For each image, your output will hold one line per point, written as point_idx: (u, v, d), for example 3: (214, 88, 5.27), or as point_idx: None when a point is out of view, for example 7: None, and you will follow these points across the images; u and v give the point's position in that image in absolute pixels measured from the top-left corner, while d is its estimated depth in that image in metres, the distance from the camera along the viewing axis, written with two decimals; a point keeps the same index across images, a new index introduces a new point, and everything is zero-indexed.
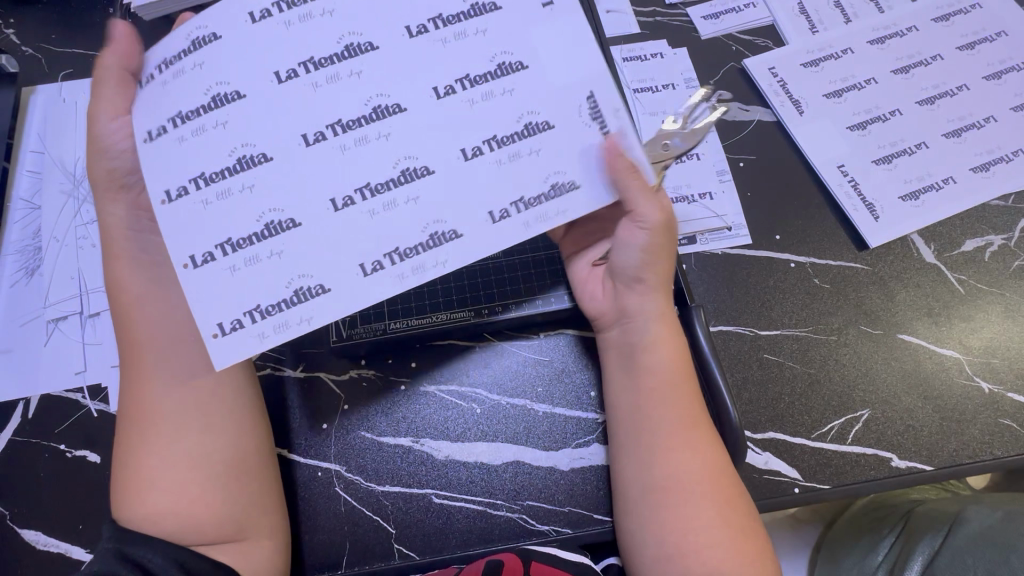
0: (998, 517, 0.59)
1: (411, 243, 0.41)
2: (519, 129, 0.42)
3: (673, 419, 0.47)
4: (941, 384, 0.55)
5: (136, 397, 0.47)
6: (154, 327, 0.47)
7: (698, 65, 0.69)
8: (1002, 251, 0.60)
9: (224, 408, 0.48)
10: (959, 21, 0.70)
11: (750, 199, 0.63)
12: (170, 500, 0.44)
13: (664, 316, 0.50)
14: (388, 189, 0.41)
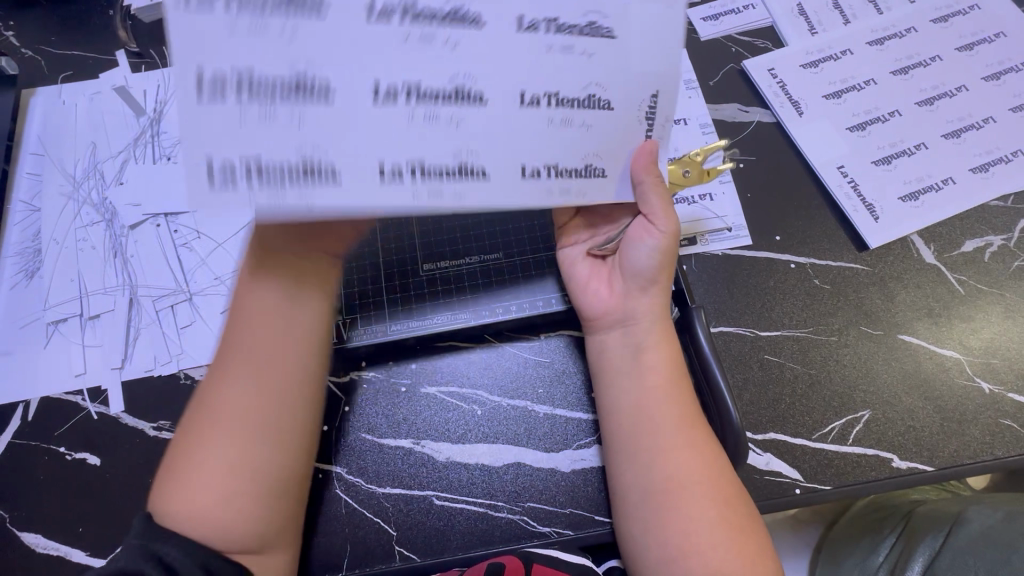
0: (1000, 517, 0.59)
1: (439, 160, 0.38)
2: (581, 96, 0.41)
3: (673, 418, 0.48)
4: (942, 384, 0.55)
5: (206, 396, 0.46)
6: (251, 329, 0.47)
7: (697, 67, 0.69)
8: (1001, 251, 0.61)
9: (294, 420, 0.46)
10: (957, 22, 0.71)
11: (750, 200, 0.63)
12: (216, 511, 0.43)
13: (666, 315, 0.51)
14: (438, 107, 0.38)
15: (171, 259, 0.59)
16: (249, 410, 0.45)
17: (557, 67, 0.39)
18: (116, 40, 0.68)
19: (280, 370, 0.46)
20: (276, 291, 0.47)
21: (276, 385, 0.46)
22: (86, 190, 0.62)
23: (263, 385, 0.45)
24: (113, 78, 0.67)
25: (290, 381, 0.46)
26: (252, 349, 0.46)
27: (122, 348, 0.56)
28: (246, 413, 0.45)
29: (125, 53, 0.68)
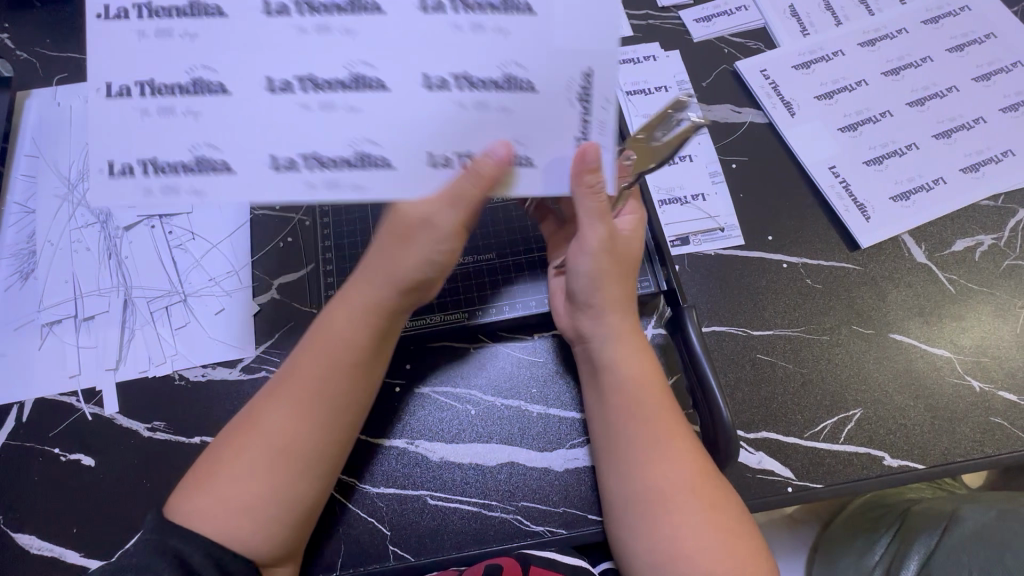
0: (993, 515, 0.59)
1: (336, 164, 0.39)
2: (497, 79, 0.39)
3: (653, 428, 0.48)
4: (933, 383, 0.55)
5: (258, 417, 0.45)
6: (319, 359, 0.45)
7: (690, 68, 0.70)
8: (992, 251, 0.61)
9: (345, 455, 0.47)
10: (948, 24, 0.71)
11: (742, 201, 0.63)
12: (249, 532, 0.42)
13: (625, 331, 0.50)
14: (337, 161, 0.39)
15: (166, 260, 0.59)
16: (306, 442, 0.44)
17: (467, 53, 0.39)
18: None
19: (342, 407, 0.46)
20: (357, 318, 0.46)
21: (337, 421, 0.46)
22: (81, 192, 0.62)
23: (324, 421, 0.45)
24: None
25: (351, 417, 0.47)
26: (318, 380, 0.45)
27: (116, 349, 0.56)
28: (301, 445, 0.44)
29: None
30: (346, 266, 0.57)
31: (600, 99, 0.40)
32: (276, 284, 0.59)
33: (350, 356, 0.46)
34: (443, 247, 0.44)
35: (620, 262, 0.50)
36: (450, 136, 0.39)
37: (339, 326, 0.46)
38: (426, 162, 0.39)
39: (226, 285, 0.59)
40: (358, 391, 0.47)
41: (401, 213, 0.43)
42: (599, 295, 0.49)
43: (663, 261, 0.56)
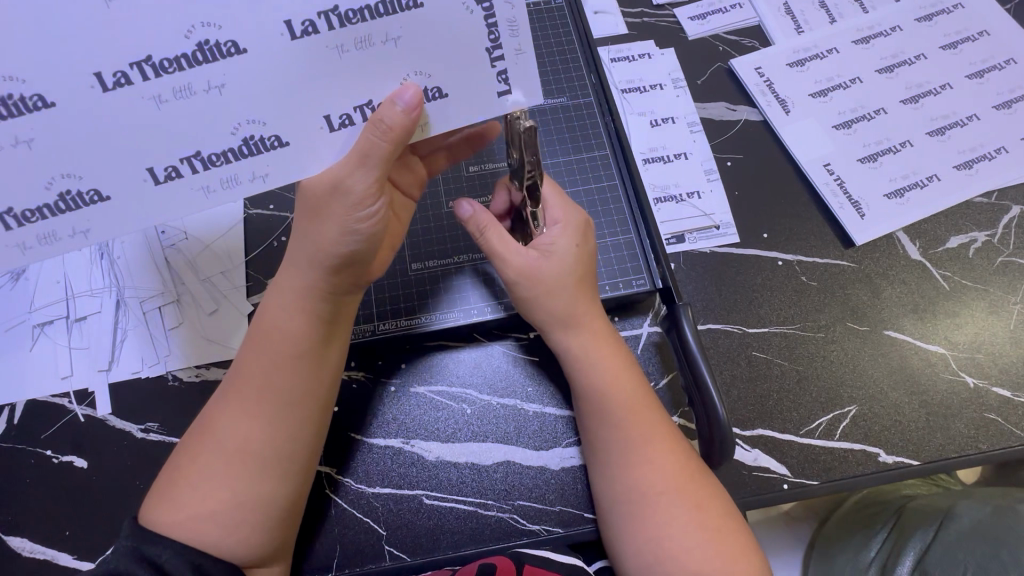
0: (988, 512, 0.60)
1: (215, 149, 0.40)
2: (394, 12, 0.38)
3: (634, 434, 0.48)
4: (927, 379, 0.56)
5: (212, 419, 0.45)
6: (259, 352, 0.46)
7: (686, 66, 0.70)
8: (986, 247, 0.61)
9: (303, 448, 0.46)
10: (941, 21, 0.71)
11: (738, 198, 0.63)
12: (219, 534, 0.42)
13: (597, 333, 0.51)
14: (225, 160, 0.41)
15: (158, 260, 0.59)
16: (257, 438, 0.44)
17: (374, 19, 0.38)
18: None
19: (289, 396, 0.45)
20: (296, 310, 0.46)
21: (287, 412, 0.45)
22: None
23: (271, 413, 0.45)
24: None
25: (300, 407, 0.46)
26: (259, 372, 0.45)
27: (109, 350, 0.56)
28: (257, 442, 0.44)
29: None
30: None
31: (504, 20, 0.40)
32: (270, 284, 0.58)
33: (288, 345, 0.46)
34: (363, 210, 0.42)
35: (545, 283, 0.50)
36: (355, 85, 0.40)
37: (275, 318, 0.46)
38: (325, 128, 0.41)
39: (219, 285, 0.58)
40: (302, 379, 0.46)
41: (313, 182, 0.42)
42: (547, 309, 0.50)
43: (657, 259, 0.57)
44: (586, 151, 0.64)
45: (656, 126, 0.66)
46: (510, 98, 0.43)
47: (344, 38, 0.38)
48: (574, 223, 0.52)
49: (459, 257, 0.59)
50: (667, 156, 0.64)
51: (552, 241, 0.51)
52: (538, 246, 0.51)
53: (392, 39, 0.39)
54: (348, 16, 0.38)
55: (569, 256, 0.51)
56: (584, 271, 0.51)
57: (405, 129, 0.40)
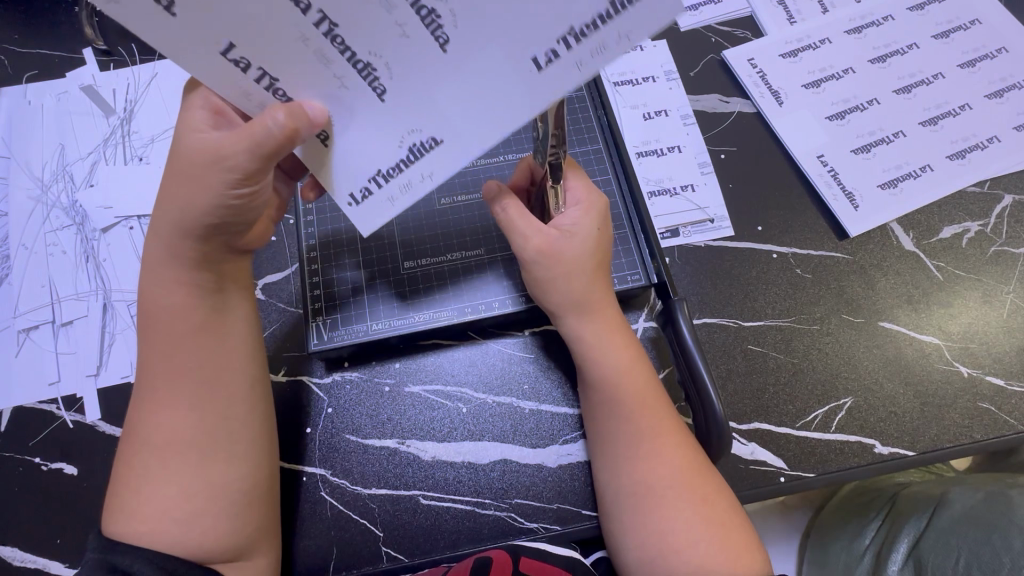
0: (980, 498, 0.60)
1: None
2: (368, 67, 0.37)
3: (637, 428, 0.48)
4: (921, 370, 0.56)
5: (135, 421, 0.44)
6: (157, 340, 0.45)
7: (678, 58, 0.69)
8: (979, 237, 0.61)
9: (239, 422, 0.45)
10: (933, 10, 0.71)
11: (731, 191, 0.63)
12: (180, 530, 0.41)
13: (610, 323, 0.50)
14: None
15: None
16: (188, 426, 0.43)
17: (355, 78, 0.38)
18: (83, 40, 0.67)
19: (209, 376, 0.45)
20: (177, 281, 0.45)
21: (211, 393, 0.44)
22: (56, 193, 0.60)
23: (194, 397, 0.44)
24: (81, 76, 0.65)
25: (220, 382, 0.45)
26: (166, 359, 0.44)
27: (97, 354, 0.55)
28: (189, 429, 0.43)
29: (94, 48, 0.66)
30: (332, 267, 0.56)
31: (405, 179, 0.42)
32: (260, 284, 0.58)
33: (183, 323, 0.45)
34: (240, 189, 0.42)
35: (561, 263, 0.49)
36: (284, 63, 0.37)
37: (160, 302, 0.45)
38: (219, 46, 0.36)
39: None
40: (213, 354, 0.45)
41: (191, 148, 0.42)
42: (566, 298, 0.49)
43: (652, 254, 0.56)
44: (579, 144, 0.62)
45: (649, 119, 0.65)
46: (351, 209, 0.43)
47: (327, 47, 0.36)
48: (596, 207, 0.51)
49: (454, 254, 0.57)
50: (660, 149, 0.64)
51: (574, 223, 0.50)
52: (559, 227, 0.50)
53: (339, 79, 0.38)
54: (336, 41, 0.36)
55: (590, 238, 0.50)
56: (600, 260, 0.51)
57: (282, 149, 0.39)
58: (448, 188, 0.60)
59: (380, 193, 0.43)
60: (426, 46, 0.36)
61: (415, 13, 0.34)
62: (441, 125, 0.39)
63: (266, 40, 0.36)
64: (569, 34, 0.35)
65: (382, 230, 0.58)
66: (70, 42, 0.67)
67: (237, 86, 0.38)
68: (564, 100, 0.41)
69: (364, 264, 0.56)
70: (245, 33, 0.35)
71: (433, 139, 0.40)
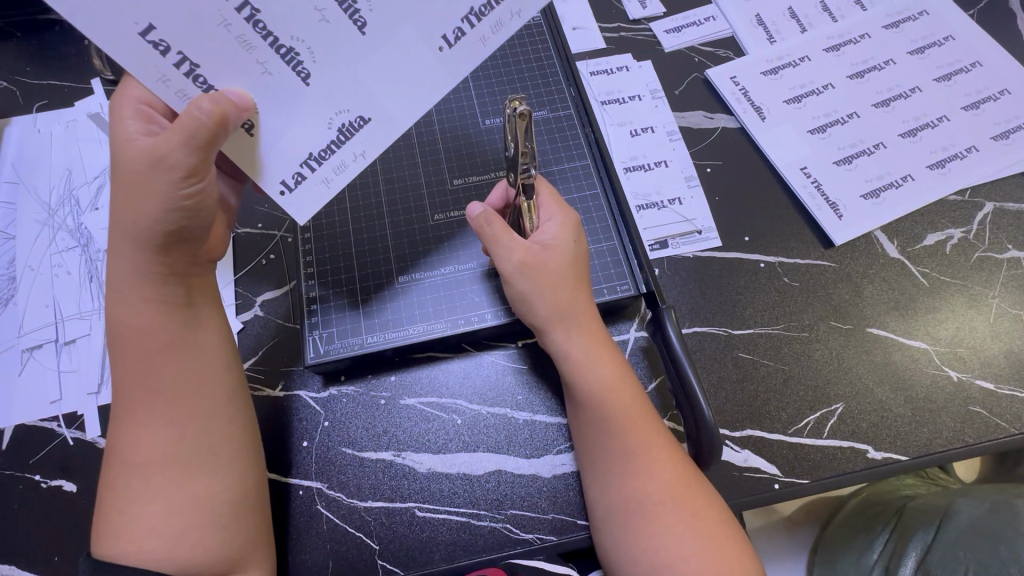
0: (986, 508, 0.62)
1: None
2: (288, 55, 0.42)
3: (626, 443, 0.48)
4: (911, 375, 0.56)
5: (114, 441, 0.45)
6: (129, 358, 0.45)
7: (662, 77, 0.71)
8: (962, 243, 0.62)
9: (218, 436, 0.46)
10: (908, 28, 0.74)
11: (718, 204, 0.64)
12: (167, 545, 0.42)
13: (592, 334, 0.51)
14: None
15: None
16: (166, 440, 0.44)
17: (281, 73, 0.42)
18: (91, 70, 0.70)
19: (184, 391, 0.45)
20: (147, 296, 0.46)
21: (187, 407, 0.45)
22: (62, 217, 0.62)
23: (170, 413, 0.44)
24: (88, 105, 0.68)
25: (197, 398, 0.46)
26: (139, 378, 0.45)
27: (98, 371, 0.56)
28: (172, 445, 0.44)
29: (101, 79, 0.69)
30: (328, 282, 0.57)
31: (337, 162, 0.47)
32: (260, 301, 0.59)
33: (149, 339, 0.45)
34: (187, 187, 0.43)
35: (545, 276, 0.50)
36: (207, 49, 0.40)
37: (129, 320, 0.46)
38: (139, 26, 0.38)
39: None
40: (188, 369, 0.46)
41: (136, 158, 0.43)
42: (549, 313, 0.50)
43: (641, 264, 0.57)
44: (568, 161, 0.64)
45: (635, 136, 0.67)
46: (287, 198, 0.47)
47: (250, 33, 0.41)
48: (571, 221, 0.53)
49: (445, 267, 0.58)
50: (647, 164, 0.66)
51: (552, 236, 0.52)
52: (538, 240, 0.52)
53: (263, 66, 0.42)
54: (259, 27, 0.40)
55: (570, 252, 0.52)
56: (580, 271, 0.52)
57: (213, 138, 0.41)
58: (442, 204, 0.61)
59: (313, 176, 0.47)
60: (347, 30, 0.42)
61: (336, 3, 0.41)
62: (366, 105, 0.46)
63: (188, 26, 0.39)
64: (471, 15, 0.45)
65: (377, 244, 0.59)
66: (79, 73, 0.70)
67: (154, 69, 0.40)
68: (527, 114, 0.45)
69: (359, 279, 0.58)
70: (165, 16, 0.38)
71: (361, 116, 0.46)
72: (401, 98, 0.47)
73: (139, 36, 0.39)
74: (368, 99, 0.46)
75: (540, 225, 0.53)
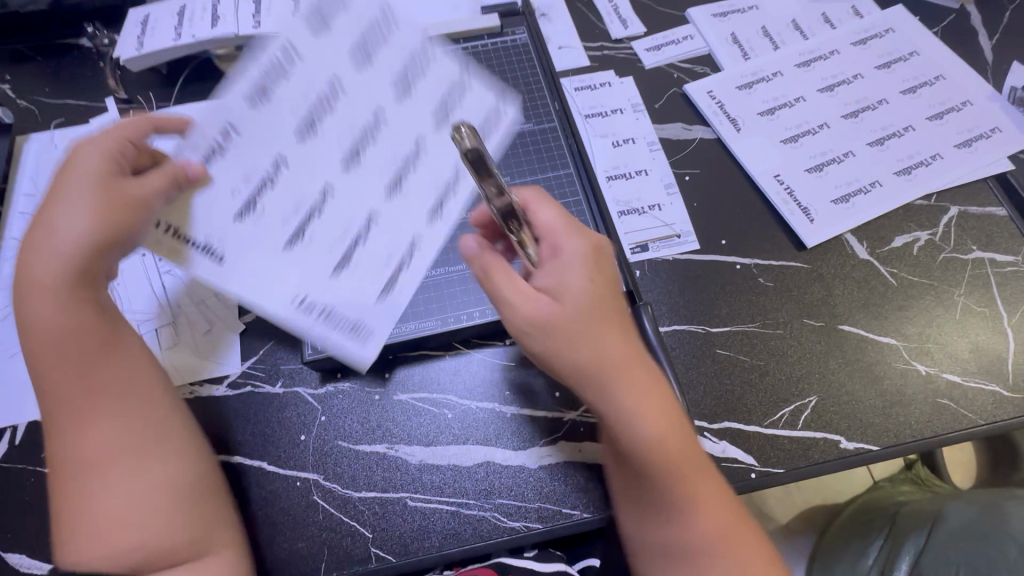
0: (976, 511, 0.65)
1: (272, 60, 0.53)
2: (254, 203, 0.52)
3: (677, 493, 0.44)
4: (881, 369, 0.59)
5: (58, 447, 0.46)
6: (61, 365, 0.46)
7: (643, 92, 0.76)
8: (928, 245, 0.66)
9: (161, 428, 0.48)
10: (875, 45, 0.78)
11: (696, 210, 0.68)
12: (133, 536, 0.44)
13: (629, 382, 0.43)
14: (269, 62, 0.53)
15: (155, 285, 0.62)
16: (111, 437, 0.46)
17: (238, 200, 0.51)
18: (105, 90, 0.74)
19: (123, 390, 0.48)
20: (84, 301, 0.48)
21: (128, 405, 0.47)
22: None
23: (112, 412, 0.47)
24: (102, 122, 0.72)
25: (137, 395, 0.48)
26: (74, 382, 0.46)
27: None
28: (118, 441, 0.46)
29: (115, 98, 0.74)
30: None
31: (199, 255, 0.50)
32: None
33: (78, 345, 0.47)
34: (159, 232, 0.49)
35: (564, 325, 0.44)
36: (228, 169, 0.52)
37: (62, 326, 0.47)
38: (225, 131, 0.52)
39: (214, 305, 0.61)
40: (127, 370, 0.49)
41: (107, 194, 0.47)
42: (578, 366, 0.43)
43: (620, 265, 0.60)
44: (552, 169, 0.67)
45: (617, 147, 0.71)
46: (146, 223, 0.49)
47: (259, 179, 0.52)
48: (585, 253, 0.46)
49: (438, 268, 0.61)
50: (628, 173, 0.70)
51: (569, 275, 0.45)
52: (546, 279, 0.45)
53: (235, 192, 0.51)
54: (266, 186, 0.52)
55: (588, 292, 0.45)
56: (603, 308, 0.45)
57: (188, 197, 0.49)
58: None
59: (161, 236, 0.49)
60: (285, 234, 0.52)
61: (305, 232, 0.52)
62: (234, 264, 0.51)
63: (246, 156, 0.52)
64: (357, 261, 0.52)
65: None
66: (93, 92, 0.74)
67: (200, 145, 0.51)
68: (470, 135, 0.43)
69: None
70: (244, 142, 0.52)
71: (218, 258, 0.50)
72: (260, 281, 0.51)
73: (225, 118, 0.52)
74: (247, 273, 0.50)
75: (552, 259, 0.46)
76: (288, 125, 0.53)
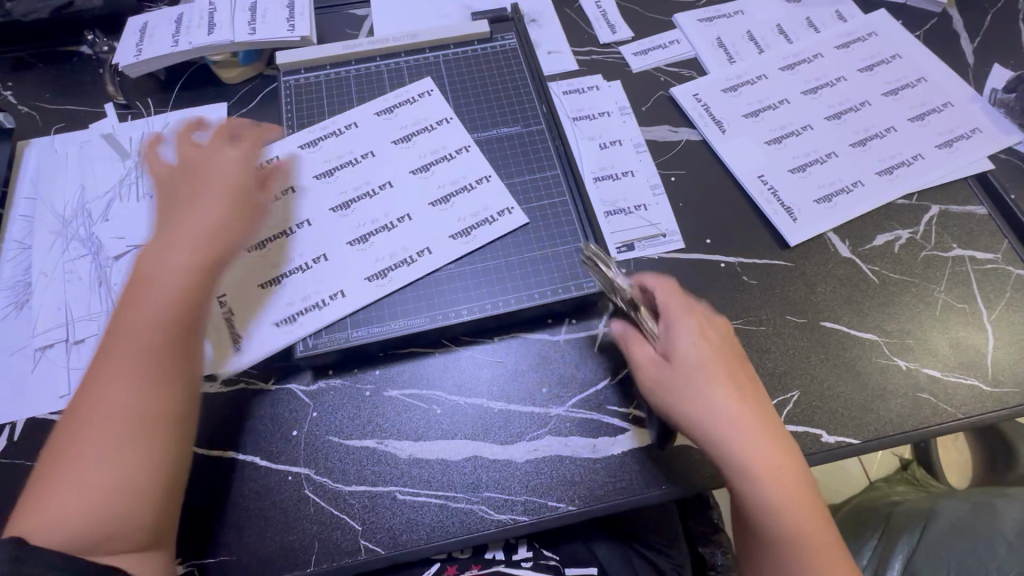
0: (966, 509, 0.66)
1: (350, 153, 0.69)
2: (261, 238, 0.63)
3: (810, 554, 0.47)
4: (861, 364, 0.60)
5: (93, 387, 0.47)
6: (143, 320, 0.49)
7: (630, 95, 0.77)
8: (910, 243, 0.67)
9: (179, 421, 0.48)
10: (858, 48, 0.80)
11: (682, 210, 0.69)
12: (93, 505, 0.43)
13: (760, 443, 0.49)
14: (348, 154, 0.69)
15: None
16: (142, 405, 0.46)
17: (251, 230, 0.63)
18: (104, 96, 0.76)
19: (174, 370, 0.48)
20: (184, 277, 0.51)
21: (166, 383, 0.48)
22: (75, 227, 0.68)
23: (152, 381, 0.47)
24: (101, 127, 0.74)
25: (177, 380, 0.48)
26: (145, 337, 0.48)
27: None
28: (144, 412, 0.46)
29: (114, 104, 0.76)
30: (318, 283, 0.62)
31: None
32: None
33: (167, 313, 0.49)
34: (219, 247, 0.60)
35: (693, 389, 0.50)
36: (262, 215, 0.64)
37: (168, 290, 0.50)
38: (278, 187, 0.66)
39: None
40: (188, 354, 0.50)
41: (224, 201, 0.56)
42: (711, 426, 0.49)
43: None
44: (540, 171, 0.69)
45: (604, 148, 0.73)
46: None
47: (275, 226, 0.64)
48: (700, 326, 0.53)
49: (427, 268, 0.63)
50: (615, 174, 0.71)
51: (689, 343, 0.52)
52: (669, 349, 0.52)
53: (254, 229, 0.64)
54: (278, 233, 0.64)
55: (708, 356, 0.52)
56: (726, 370, 0.51)
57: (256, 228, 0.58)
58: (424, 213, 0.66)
59: None
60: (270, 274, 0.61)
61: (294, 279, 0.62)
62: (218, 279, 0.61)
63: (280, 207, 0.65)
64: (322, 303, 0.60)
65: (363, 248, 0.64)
66: (93, 98, 0.76)
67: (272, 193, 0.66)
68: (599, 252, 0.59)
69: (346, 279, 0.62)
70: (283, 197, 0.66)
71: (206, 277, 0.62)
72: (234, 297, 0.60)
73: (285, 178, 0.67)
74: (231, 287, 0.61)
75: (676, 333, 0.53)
76: (318, 198, 0.66)
